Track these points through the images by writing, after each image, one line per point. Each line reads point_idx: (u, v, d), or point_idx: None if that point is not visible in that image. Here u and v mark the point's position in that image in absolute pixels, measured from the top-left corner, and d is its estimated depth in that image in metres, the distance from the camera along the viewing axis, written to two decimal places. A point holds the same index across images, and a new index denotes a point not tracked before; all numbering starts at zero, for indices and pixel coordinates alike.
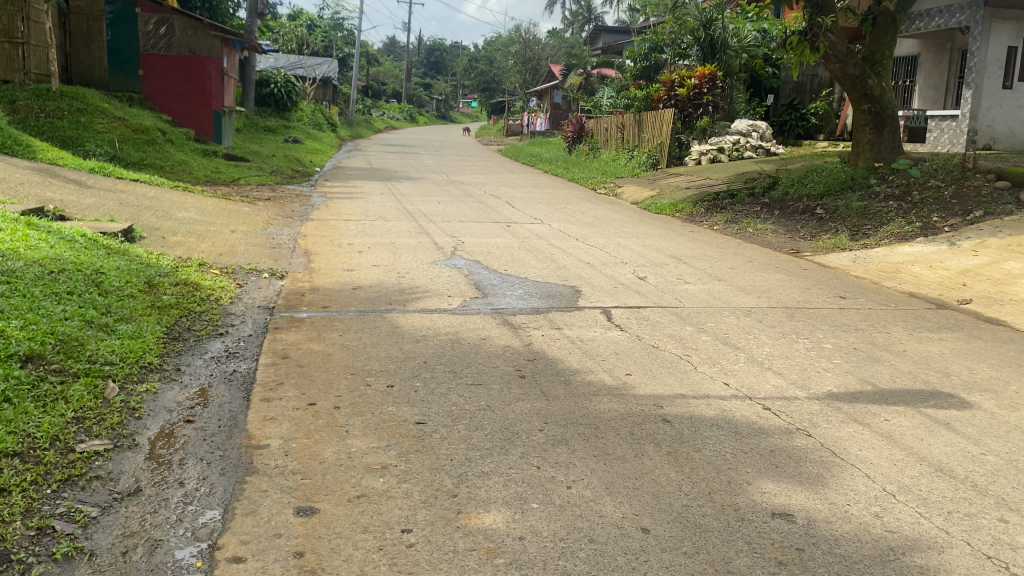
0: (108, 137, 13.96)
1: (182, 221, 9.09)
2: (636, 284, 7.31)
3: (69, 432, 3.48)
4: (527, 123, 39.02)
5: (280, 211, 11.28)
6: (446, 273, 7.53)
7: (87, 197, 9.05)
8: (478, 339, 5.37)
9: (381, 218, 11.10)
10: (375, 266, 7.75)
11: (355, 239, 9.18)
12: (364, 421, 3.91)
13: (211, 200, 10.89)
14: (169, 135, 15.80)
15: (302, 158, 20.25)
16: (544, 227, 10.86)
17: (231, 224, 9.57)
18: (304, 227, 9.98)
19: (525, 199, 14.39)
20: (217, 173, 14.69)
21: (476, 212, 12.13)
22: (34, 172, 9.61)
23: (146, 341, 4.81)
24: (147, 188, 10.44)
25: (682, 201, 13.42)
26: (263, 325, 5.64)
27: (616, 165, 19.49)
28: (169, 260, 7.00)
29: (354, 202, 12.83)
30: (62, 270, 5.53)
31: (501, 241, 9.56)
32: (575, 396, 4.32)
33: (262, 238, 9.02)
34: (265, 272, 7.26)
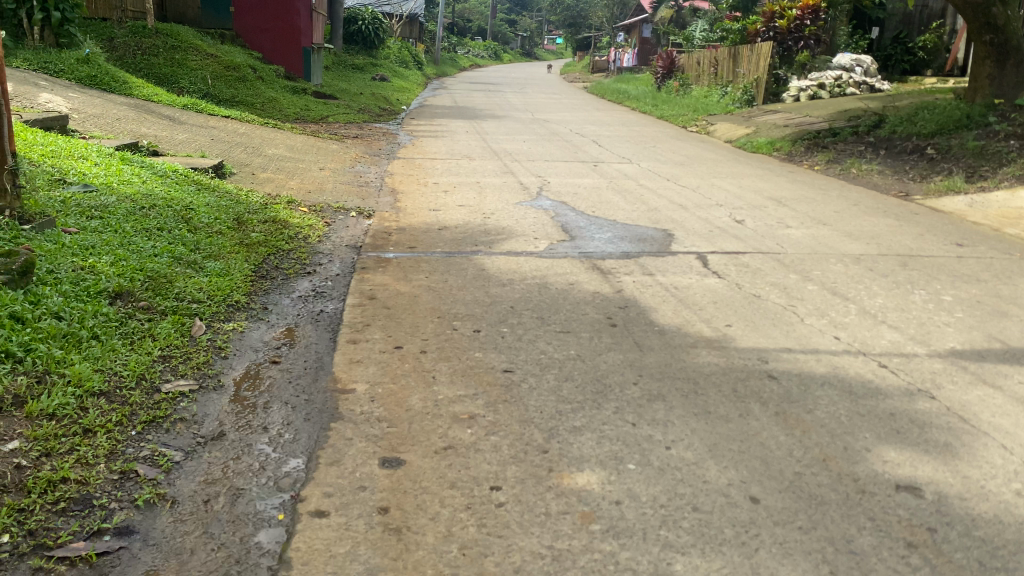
0: (200, 73, 14.07)
1: (270, 158, 9.06)
2: (734, 228, 6.90)
3: (156, 371, 3.43)
4: (615, 59, 37.92)
5: (366, 149, 11.18)
6: (533, 214, 7.28)
7: (179, 132, 9.10)
8: (568, 283, 5.13)
9: (466, 156, 10.88)
10: (461, 206, 7.54)
11: (440, 178, 8.99)
12: (452, 367, 3.74)
13: (299, 137, 10.85)
14: (259, 71, 15.84)
15: (389, 95, 20.11)
16: (634, 167, 10.44)
17: (318, 160, 9.50)
18: (390, 165, 9.84)
19: (614, 137, 13.92)
20: (305, 111, 14.68)
21: (565, 152, 11.77)
22: (129, 108, 9.72)
23: (234, 279, 4.72)
24: (236, 125, 10.45)
25: (780, 140, 12.72)
26: (351, 264, 5.51)
27: (709, 101, 18.67)
28: (258, 197, 6.94)
29: (440, 141, 12.63)
30: (153, 206, 5.51)
31: (590, 181, 9.22)
32: (672, 348, 4.05)
33: (349, 175, 8.93)
34: (351, 210, 7.16)
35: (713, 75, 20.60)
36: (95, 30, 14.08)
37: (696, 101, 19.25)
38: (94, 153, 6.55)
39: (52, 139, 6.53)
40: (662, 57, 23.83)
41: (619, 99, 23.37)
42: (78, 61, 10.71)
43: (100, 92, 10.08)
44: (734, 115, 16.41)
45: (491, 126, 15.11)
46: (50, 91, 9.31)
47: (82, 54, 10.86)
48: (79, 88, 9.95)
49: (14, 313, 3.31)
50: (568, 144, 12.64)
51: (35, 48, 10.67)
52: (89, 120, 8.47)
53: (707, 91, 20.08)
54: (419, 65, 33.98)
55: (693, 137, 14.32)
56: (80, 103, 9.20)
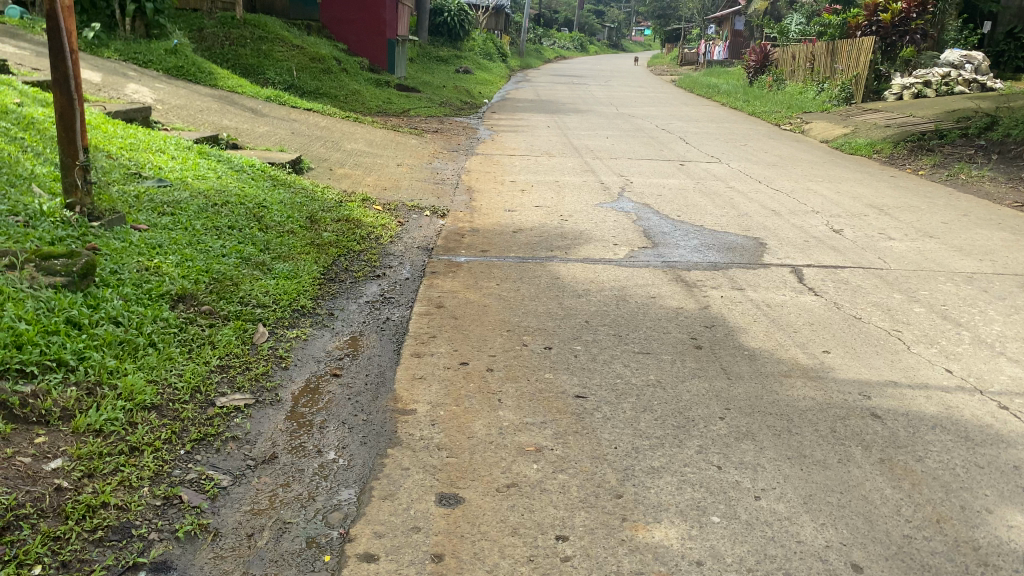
0: (286, 65, 14.18)
1: (349, 153, 8.98)
2: (830, 239, 6.44)
3: (211, 383, 3.29)
4: (705, 53, 36.98)
5: (446, 144, 11.02)
6: (614, 217, 6.96)
7: (260, 125, 9.11)
8: (649, 296, 4.81)
9: (547, 153, 10.60)
10: (538, 206, 7.28)
11: (519, 176, 8.74)
12: (520, 388, 3.48)
13: (380, 131, 10.76)
14: (344, 64, 15.89)
15: (472, 88, 19.99)
16: (722, 167, 9.97)
17: (397, 156, 9.39)
18: (469, 162, 9.65)
19: (701, 135, 13.42)
20: (388, 104, 14.64)
21: (650, 150, 11.37)
22: (214, 100, 9.79)
23: (301, 281, 4.59)
24: (318, 118, 10.43)
25: (880, 142, 12.02)
26: (421, 268, 5.32)
27: (804, 99, 17.89)
28: (333, 194, 6.84)
29: (521, 136, 12.39)
30: (226, 202, 5.44)
31: (675, 182, 8.82)
32: (761, 377, 3.71)
33: (426, 172, 8.78)
34: (426, 210, 6.99)
35: (809, 71, 19.74)
36: (187, 21, 14.33)
37: (789, 98, 18.48)
38: (173, 147, 6.56)
39: (133, 132, 6.56)
40: (755, 51, 23.01)
41: (707, 94, 22.69)
42: (168, 52, 10.86)
43: (187, 84, 10.19)
44: (830, 114, 15.65)
45: (574, 121, 14.79)
46: (139, 83, 9.44)
47: (171, 46, 11.01)
48: (167, 80, 10.08)
49: (71, 319, 3.22)
50: (652, 142, 12.22)
51: (127, 39, 10.87)
52: (174, 112, 8.54)
53: (801, 87, 19.26)
54: (504, 57, 33.83)
55: (785, 137, 13.69)
56: (166, 94, 9.29)
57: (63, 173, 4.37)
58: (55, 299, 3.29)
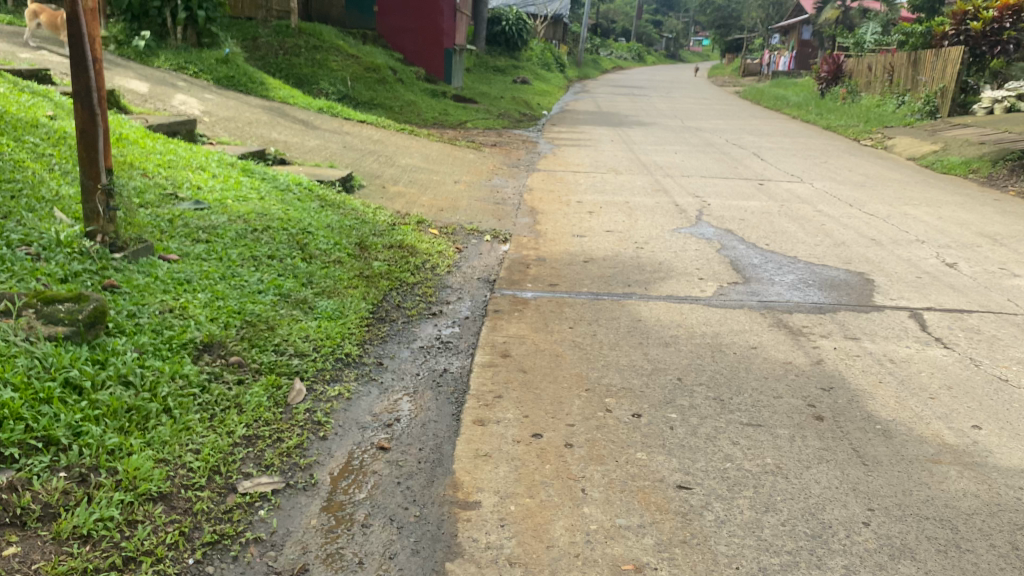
0: (341, 75, 13.85)
1: (403, 169, 8.45)
2: (945, 276, 5.66)
3: (234, 460, 2.72)
4: (769, 63, 35.91)
5: (505, 159, 10.45)
6: (694, 245, 6.27)
7: (312, 139, 8.65)
8: (748, 347, 4.13)
9: (613, 170, 9.95)
10: (609, 232, 6.62)
11: (585, 197, 8.11)
12: (608, 474, 2.84)
13: (436, 145, 10.25)
14: (400, 74, 15.48)
15: (531, 100, 19.45)
16: (804, 188, 9.19)
17: (454, 172, 8.84)
18: (530, 180, 9.05)
19: (776, 151, 12.60)
20: (445, 116, 14.15)
21: (723, 167, 10.63)
22: (265, 112, 9.38)
23: (347, 323, 4.02)
24: (372, 131, 9.95)
25: (976, 161, 11.08)
26: (482, 305, 4.71)
27: (882, 113, 16.90)
28: (386, 217, 6.30)
29: (584, 151, 11.75)
30: (269, 227, 4.91)
31: (755, 204, 8.09)
32: (905, 464, 3.00)
33: (486, 191, 8.21)
34: (487, 234, 6.40)
35: (887, 84, 18.71)
36: (242, 30, 14.06)
37: (866, 112, 17.50)
38: (215, 164, 6.09)
39: (173, 147, 6.14)
40: (827, 62, 21.99)
41: (775, 107, 21.77)
42: (220, 61, 10.52)
43: (238, 96, 9.82)
44: (913, 129, 14.67)
45: (639, 135, 14.10)
46: (188, 94, 9.08)
47: (224, 55, 10.67)
48: (218, 91, 9.71)
49: (70, 380, 2.68)
50: (725, 158, 11.48)
51: (179, 49, 10.55)
52: (222, 125, 8.13)
53: (878, 100, 18.25)
54: (561, 68, 33.28)
55: (866, 153, 12.80)
56: (216, 107, 8.90)
57: (83, 198, 3.85)
58: (54, 355, 2.76)
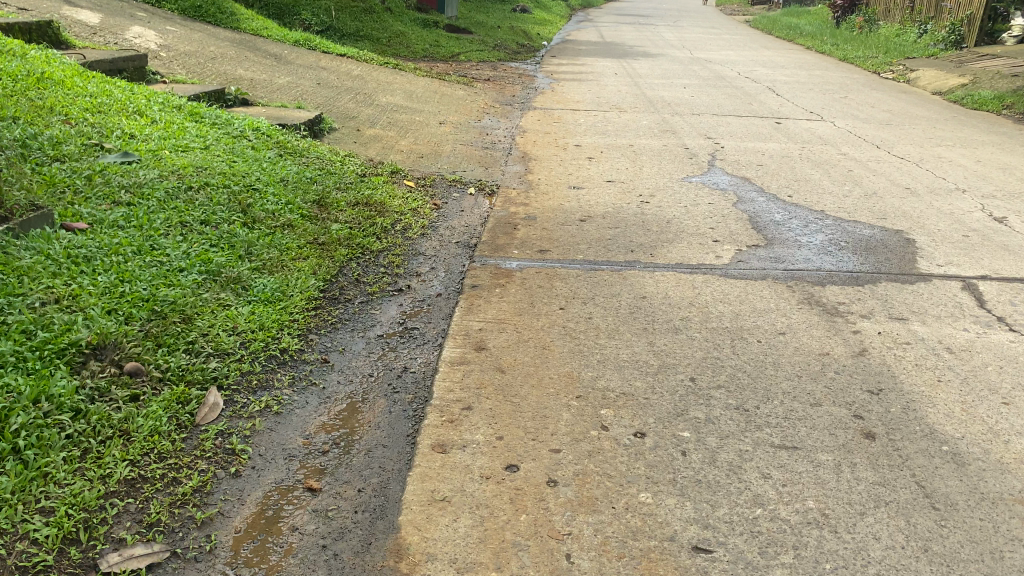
0: (324, 5, 12.98)
1: (383, 109, 7.63)
2: (995, 234, 4.93)
3: (102, 521, 2.04)
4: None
5: (498, 96, 9.59)
6: (706, 196, 5.52)
7: (281, 76, 7.81)
8: (774, 334, 3.42)
9: (616, 108, 9.10)
10: (610, 181, 5.86)
11: (584, 139, 7.31)
12: (601, 530, 2.16)
13: (422, 80, 9.38)
14: (389, 3, 14.45)
15: (530, 30, 18.36)
16: (826, 127, 8.36)
17: (440, 112, 8.01)
18: (524, 120, 8.23)
19: (791, 85, 11.69)
20: (437, 48, 13.21)
21: (736, 103, 9.76)
22: (232, 45, 8.52)
23: (288, 307, 3.31)
24: (352, 66, 9.08)
25: (1011, 95, 10.19)
26: (458, 278, 3.98)
27: (904, 42, 15.84)
28: (355, 167, 5.53)
29: (584, 86, 10.86)
30: (207, 182, 4.16)
31: (773, 146, 7.29)
32: (987, 508, 2.31)
33: (474, 133, 7.42)
34: (471, 185, 5.65)
35: (908, 10, 17.55)
36: None
37: (886, 41, 16.43)
38: (156, 106, 5.30)
39: (109, 86, 5.34)
40: None
41: (788, 36, 20.64)
42: None
43: (204, 27, 8.92)
44: (937, 60, 13.69)
45: (644, 67, 13.15)
46: (145, 25, 8.20)
47: None
48: (180, 22, 8.82)
49: None
50: (737, 94, 10.60)
51: None
52: (179, 60, 7.29)
53: (898, 29, 17.15)
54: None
55: (889, 87, 11.88)
56: (175, 39, 8.04)
57: None
58: None
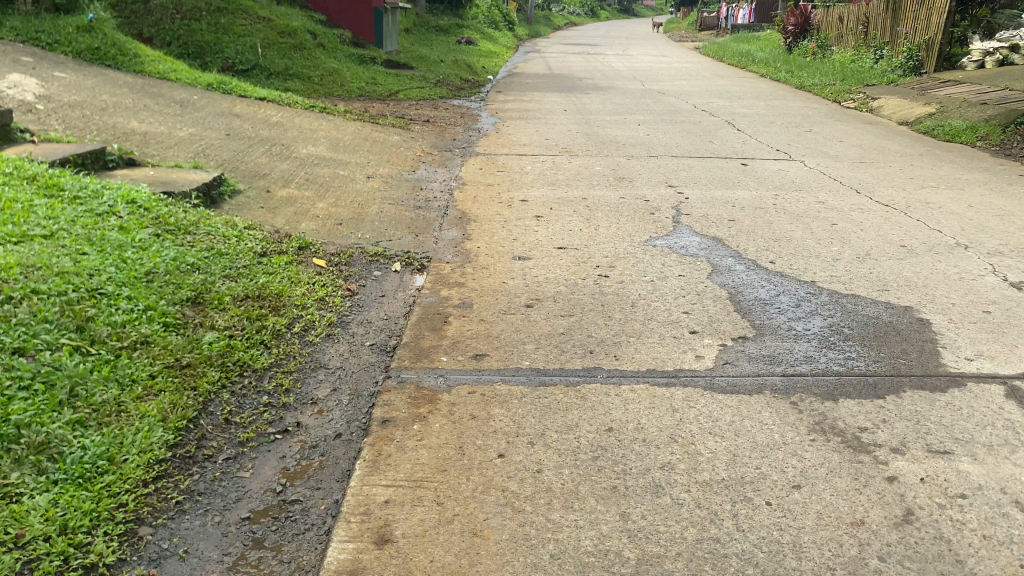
0: (250, 42, 12.17)
1: (302, 163, 6.70)
2: (1019, 306, 4.15)
3: None
4: (728, 17, 34.36)
5: (437, 140, 8.72)
6: (675, 266, 4.68)
7: (184, 128, 6.84)
8: (786, 489, 2.54)
9: (566, 151, 8.29)
10: (562, 247, 4.98)
11: (531, 192, 6.45)
12: None
13: (352, 125, 8.48)
14: (321, 38, 13.56)
15: (475, 63, 17.62)
16: (797, 168, 7.63)
17: (369, 162, 7.10)
18: (464, 170, 7.35)
19: (751, 119, 11.03)
20: (373, 85, 12.35)
21: (696, 141, 9.01)
22: (130, 93, 7.53)
23: (111, 488, 2.36)
24: (271, 112, 8.14)
25: (983, 125, 9.62)
26: (365, 406, 3.05)
27: (860, 70, 15.40)
28: (254, 244, 4.59)
29: (532, 126, 10.05)
30: (34, 287, 3.18)
31: (743, 194, 6.51)
32: None
33: (406, 188, 6.52)
34: (396, 259, 4.72)
35: (862, 36, 17.20)
36: None
37: (842, 68, 15.99)
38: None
39: None
40: (795, 14, 20.42)
41: (740, 64, 20.21)
42: (81, 29, 8.57)
43: (100, 73, 7.93)
44: (897, 88, 13.21)
45: (595, 102, 12.44)
46: (26, 71, 7.18)
47: (86, 22, 8.73)
48: (72, 67, 7.81)
49: None
50: (696, 130, 9.89)
51: (28, 14, 8.59)
52: (59, 113, 6.29)
53: (853, 55, 16.74)
54: (511, 24, 31.28)
55: (852, 118, 11.28)
56: (60, 87, 7.03)
57: None
58: None
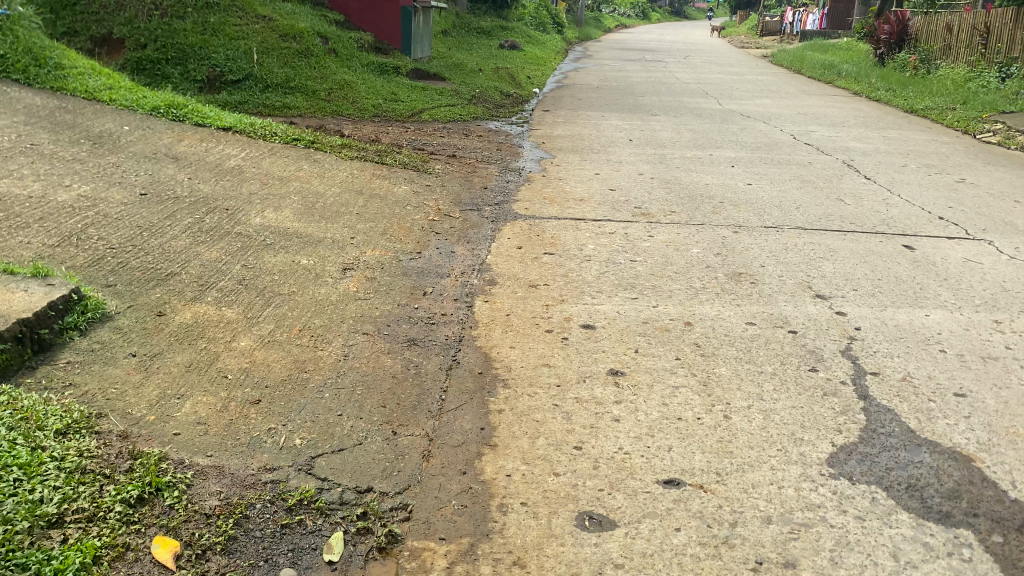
0: (244, 44, 9.97)
1: (244, 244, 4.35)
2: None
3: None
4: (795, 20, 31.60)
5: (462, 190, 6.35)
6: (920, 564, 2.23)
7: (74, 183, 4.54)
8: None
9: (642, 215, 5.87)
10: (672, 484, 2.55)
11: (600, 307, 4.04)
12: None
13: (344, 170, 6.12)
14: (333, 42, 11.26)
15: (519, 72, 15.23)
16: (992, 256, 5.11)
17: (354, 239, 4.74)
18: (496, 250, 4.96)
19: (875, 159, 8.51)
20: (393, 102, 9.99)
21: (821, 200, 6.53)
22: (21, 122, 5.27)
23: None
24: (230, 151, 5.81)
25: None
26: None
27: (985, 94, 12.72)
28: (50, 486, 2.24)
29: (591, 166, 7.63)
30: None
31: (943, 319, 4.02)
32: None
33: (402, 290, 4.15)
34: (339, 520, 2.32)
35: (980, 49, 14.58)
36: None
37: (959, 89, 13.33)
38: None
39: None
40: (890, 20, 17.53)
41: (825, 77, 17.62)
42: None
43: None
44: None
45: (669, 130, 9.97)
46: None
47: None
48: None
49: None
50: (813, 179, 7.39)
51: None
52: None
53: (971, 73, 14.13)
54: (559, 25, 28.89)
55: (1005, 159, 8.71)
56: None
57: None
58: None
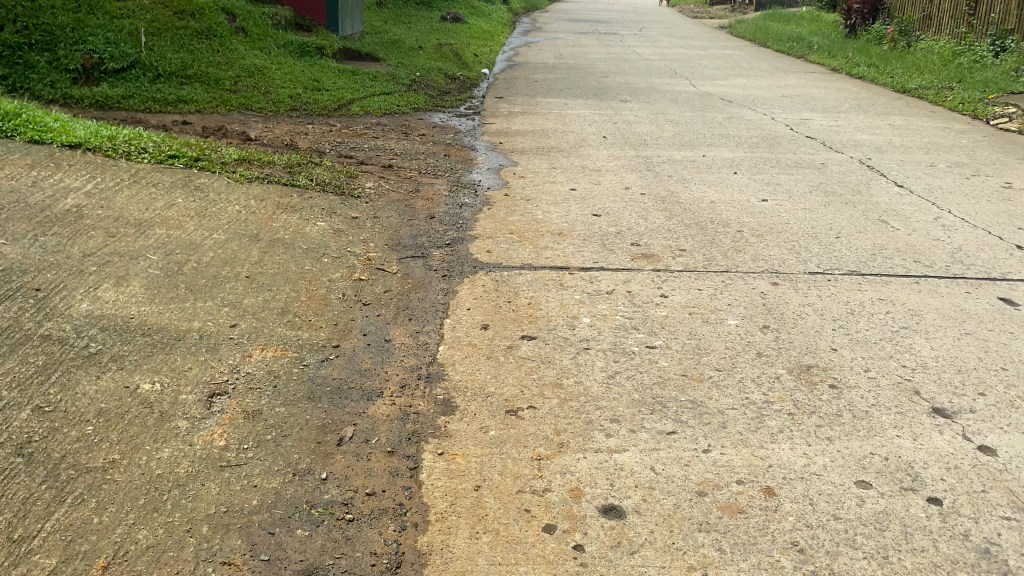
0: (129, 26, 8.15)
1: (49, 359, 2.76)
2: None
3: None
4: None
5: (402, 222, 4.80)
6: None
7: None
8: None
9: (643, 256, 4.40)
10: None
11: (622, 455, 2.56)
12: None
13: (238, 201, 4.51)
14: (243, 20, 9.48)
15: (464, 50, 13.55)
16: None
17: (236, 329, 3.17)
18: (450, 331, 3.44)
19: (895, 157, 7.17)
20: (315, 92, 8.31)
21: (861, 223, 5.14)
22: None
23: None
24: (70, 184, 4.15)
25: None
26: None
27: (982, 70, 11.53)
28: None
29: (563, 176, 6.13)
30: None
31: None
32: None
33: (301, 429, 2.61)
34: None
35: (968, 19, 13.41)
36: None
37: (951, 64, 12.14)
38: None
39: None
40: None
41: (795, 49, 16.32)
42: None
43: None
44: None
45: (645, 122, 8.48)
46: None
47: None
48: None
49: None
50: (837, 189, 5.99)
51: None
52: None
53: (959, 45, 12.95)
54: None
55: None
56: None
57: None
58: None
